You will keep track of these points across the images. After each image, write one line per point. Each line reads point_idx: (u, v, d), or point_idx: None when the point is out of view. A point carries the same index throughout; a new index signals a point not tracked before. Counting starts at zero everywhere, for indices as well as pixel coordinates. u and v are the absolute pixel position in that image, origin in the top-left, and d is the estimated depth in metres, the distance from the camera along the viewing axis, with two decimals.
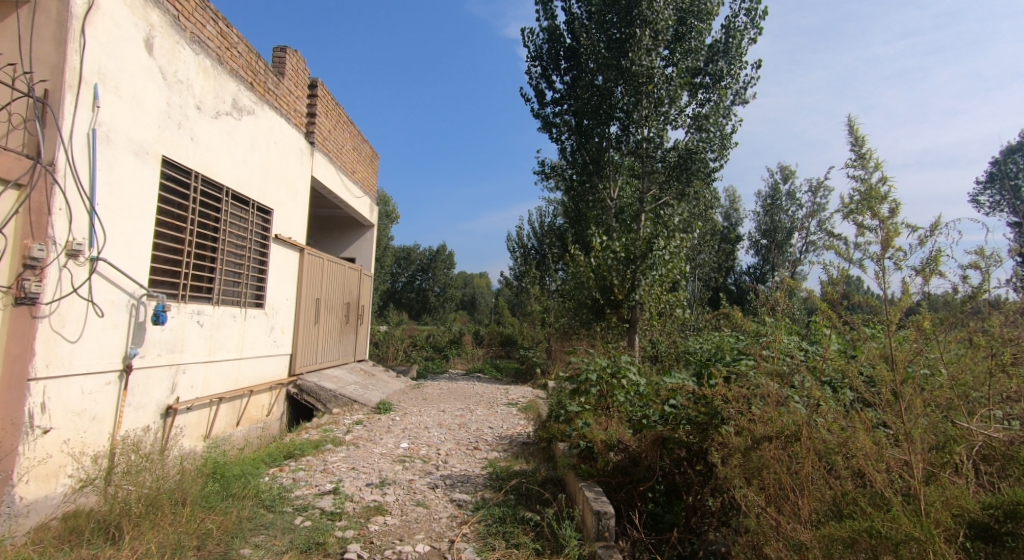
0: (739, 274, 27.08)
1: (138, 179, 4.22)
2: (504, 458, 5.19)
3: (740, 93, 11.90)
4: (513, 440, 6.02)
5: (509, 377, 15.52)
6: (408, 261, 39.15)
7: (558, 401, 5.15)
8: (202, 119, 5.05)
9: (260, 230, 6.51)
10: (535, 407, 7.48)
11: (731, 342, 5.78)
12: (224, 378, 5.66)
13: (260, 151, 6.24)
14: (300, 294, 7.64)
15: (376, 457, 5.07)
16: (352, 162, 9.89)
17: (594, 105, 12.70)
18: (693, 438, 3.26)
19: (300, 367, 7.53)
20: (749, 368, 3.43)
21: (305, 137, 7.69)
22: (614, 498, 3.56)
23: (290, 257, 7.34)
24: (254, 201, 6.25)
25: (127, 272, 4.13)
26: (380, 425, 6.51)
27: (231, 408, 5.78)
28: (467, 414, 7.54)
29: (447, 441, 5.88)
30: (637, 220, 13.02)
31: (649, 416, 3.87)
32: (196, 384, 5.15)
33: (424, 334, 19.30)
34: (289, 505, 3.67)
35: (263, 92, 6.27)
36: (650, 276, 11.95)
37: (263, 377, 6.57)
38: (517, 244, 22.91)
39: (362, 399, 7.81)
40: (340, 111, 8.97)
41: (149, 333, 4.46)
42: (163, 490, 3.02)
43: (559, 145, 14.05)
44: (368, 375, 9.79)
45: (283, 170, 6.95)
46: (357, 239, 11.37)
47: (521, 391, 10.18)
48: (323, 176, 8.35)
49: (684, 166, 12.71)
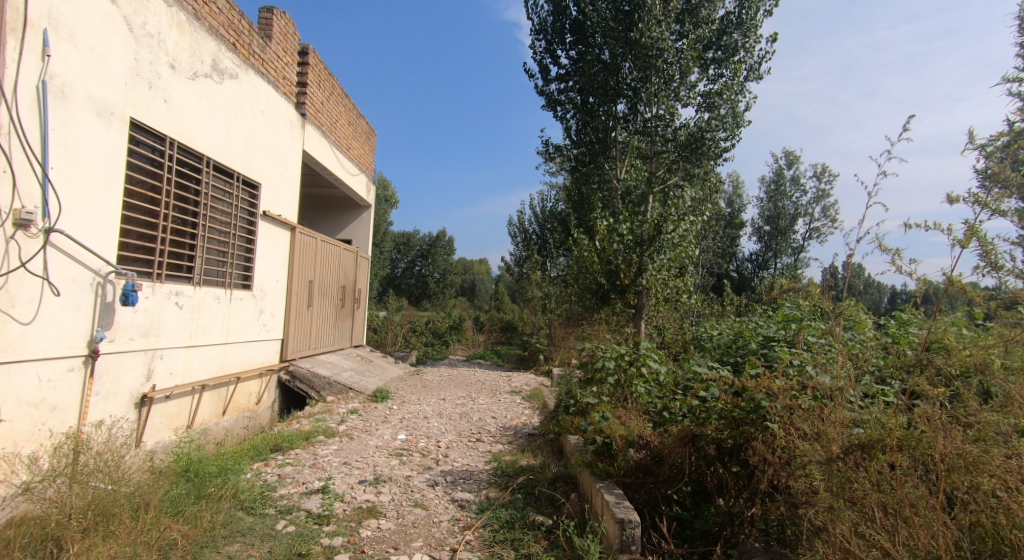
0: (742, 260, 26.69)
1: (101, 143, 3.77)
2: (509, 452, 4.80)
3: (754, 68, 11.29)
4: (518, 431, 5.65)
5: (511, 363, 15.19)
6: (408, 246, 38.72)
7: (569, 391, 4.75)
8: (176, 80, 4.56)
9: (246, 206, 6.05)
10: (540, 396, 7.11)
11: (754, 328, 5.36)
12: (207, 364, 5.26)
13: (244, 119, 5.75)
14: (292, 276, 7.21)
15: (371, 451, 4.68)
16: (347, 138, 9.38)
17: (599, 82, 12.15)
18: (727, 437, 2.87)
19: (292, 353, 7.14)
20: (792, 355, 3.01)
21: (295, 108, 7.19)
22: (634, 500, 3.18)
23: (281, 236, 6.90)
24: (239, 174, 5.78)
25: (90, 247, 3.70)
26: (376, 415, 6.14)
27: (216, 396, 5.40)
28: (468, 403, 7.16)
29: (448, 433, 5.50)
30: (644, 201, 12.53)
31: (675, 407, 3.47)
32: (175, 370, 4.75)
33: (424, 319, 18.98)
34: (272, 507, 3.28)
35: (247, 54, 5.75)
36: (658, 260, 11.47)
37: (251, 364, 6.17)
38: (519, 229, 22.41)
39: (358, 387, 7.42)
40: (334, 82, 8.45)
41: (120, 315, 4.03)
42: (122, 495, 2.61)
43: (564, 124, 13.53)
44: (365, 361, 9.43)
45: (271, 142, 6.47)
46: (354, 220, 10.92)
47: (524, 378, 9.80)
48: (315, 150, 7.85)
49: (695, 146, 12.13)
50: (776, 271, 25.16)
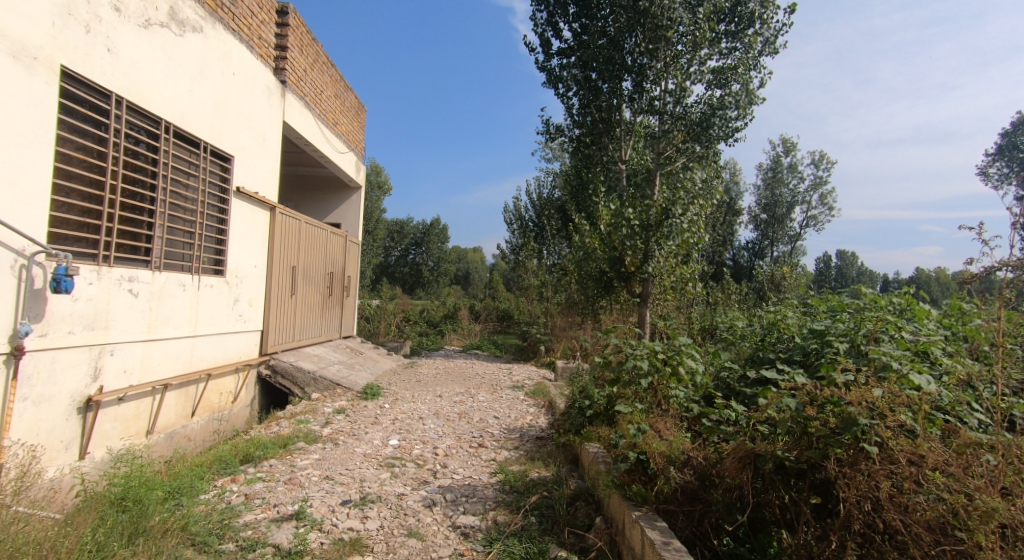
0: (741, 248, 26.24)
1: (20, 93, 3.06)
2: (517, 461, 4.21)
3: (771, 41, 10.57)
4: (524, 434, 5.06)
5: (509, 354, 14.61)
6: (401, 234, 37.97)
7: (589, 395, 4.15)
8: (123, 26, 3.83)
9: (217, 181, 5.34)
10: (546, 394, 6.52)
11: (789, 319, 4.79)
12: (171, 359, 4.61)
13: (211, 81, 5.01)
14: (272, 261, 6.52)
15: (358, 462, 4.05)
16: (333, 111, 8.62)
17: (604, 58, 11.49)
18: (797, 459, 2.28)
19: (273, 346, 6.48)
20: (879, 359, 2.43)
21: (274, 74, 6.44)
22: (679, 535, 2.58)
23: (259, 217, 6.20)
24: (207, 143, 5.06)
25: (8, 221, 3.02)
26: (367, 415, 5.53)
27: (182, 396, 4.76)
28: (468, 400, 6.56)
29: (447, 437, 4.90)
30: (650, 184, 11.86)
31: (733, 416, 2.86)
32: (130, 368, 4.09)
33: (418, 308, 18.36)
34: (231, 541, 2.65)
35: (215, 6, 4.99)
36: (667, 246, 10.81)
37: (226, 358, 5.53)
38: (514, 216, 21.76)
39: (346, 383, 6.79)
40: (318, 49, 7.68)
41: (53, 305, 3.36)
42: (18, 540, 1.95)
43: (565, 102, 12.79)
44: (355, 353, 8.82)
45: (245, 109, 5.73)
46: (342, 203, 10.21)
47: (525, 372, 9.20)
48: (297, 122, 7.11)
49: (705, 125, 11.37)
50: (774, 259, 24.78)
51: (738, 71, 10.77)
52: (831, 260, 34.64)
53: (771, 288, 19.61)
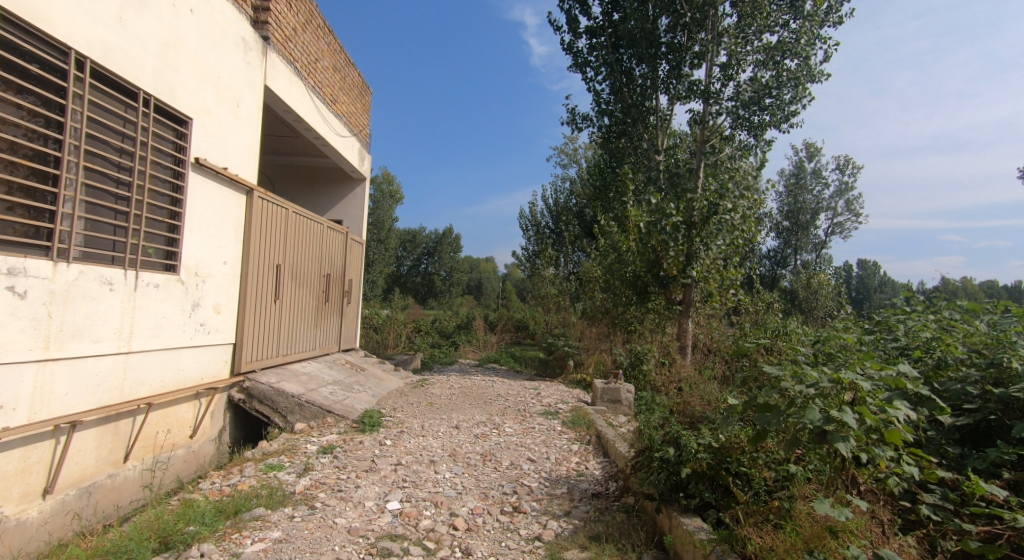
0: (766, 257, 24.59)
1: None
2: (574, 544, 2.83)
3: (836, 9, 9.21)
4: (574, 489, 3.69)
5: (529, 367, 13.20)
6: (413, 243, 36.86)
7: (680, 446, 2.76)
8: None
9: (167, 150, 4.10)
10: (592, 427, 5.13)
11: (954, 326, 3.32)
12: (88, 386, 3.32)
13: (157, 14, 3.78)
14: (248, 257, 5.23)
15: (338, 546, 2.68)
16: (331, 85, 7.40)
17: (638, 35, 10.18)
18: None
19: (247, 364, 5.19)
20: None
21: (255, 26, 5.24)
22: None
23: (228, 201, 4.92)
24: (151, 96, 3.82)
25: None
26: (362, 457, 4.20)
27: (105, 435, 3.45)
28: (492, 433, 5.20)
29: (470, 493, 3.55)
30: (691, 176, 10.49)
31: None
32: (11, 403, 2.78)
33: (429, 317, 17.04)
34: None
35: None
36: (715, 247, 9.50)
37: (179, 382, 4.24)
38: (530, 222, 20.54)
39: (339, 409, 5.46)
40: (312, 8, 6.48)
41: None
42: None
43: (592, 88, 11.50)
44: (354, 368, 7.54)
45: (211, 61, 4.51)
46: (345, 197, 8.98)
47: (554, 392, 7.80)
48: (285, 90, 5.89)
49: (757, 106, 9.94)
50: (800, 268, 23.07)
51: (796, 45, 9.40)
52: (853, 269, 33.03)
53: (806, 298, 17.92)
